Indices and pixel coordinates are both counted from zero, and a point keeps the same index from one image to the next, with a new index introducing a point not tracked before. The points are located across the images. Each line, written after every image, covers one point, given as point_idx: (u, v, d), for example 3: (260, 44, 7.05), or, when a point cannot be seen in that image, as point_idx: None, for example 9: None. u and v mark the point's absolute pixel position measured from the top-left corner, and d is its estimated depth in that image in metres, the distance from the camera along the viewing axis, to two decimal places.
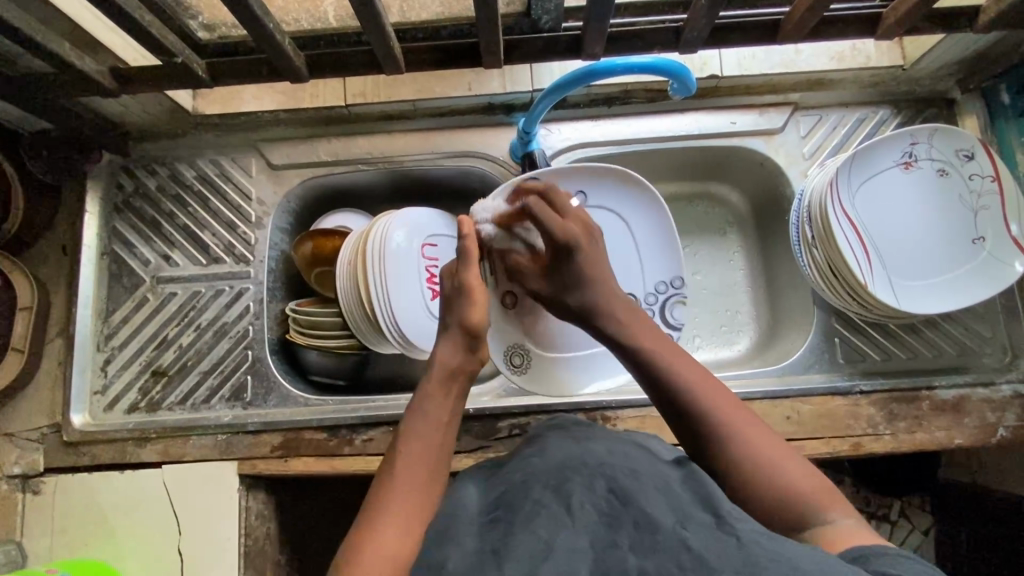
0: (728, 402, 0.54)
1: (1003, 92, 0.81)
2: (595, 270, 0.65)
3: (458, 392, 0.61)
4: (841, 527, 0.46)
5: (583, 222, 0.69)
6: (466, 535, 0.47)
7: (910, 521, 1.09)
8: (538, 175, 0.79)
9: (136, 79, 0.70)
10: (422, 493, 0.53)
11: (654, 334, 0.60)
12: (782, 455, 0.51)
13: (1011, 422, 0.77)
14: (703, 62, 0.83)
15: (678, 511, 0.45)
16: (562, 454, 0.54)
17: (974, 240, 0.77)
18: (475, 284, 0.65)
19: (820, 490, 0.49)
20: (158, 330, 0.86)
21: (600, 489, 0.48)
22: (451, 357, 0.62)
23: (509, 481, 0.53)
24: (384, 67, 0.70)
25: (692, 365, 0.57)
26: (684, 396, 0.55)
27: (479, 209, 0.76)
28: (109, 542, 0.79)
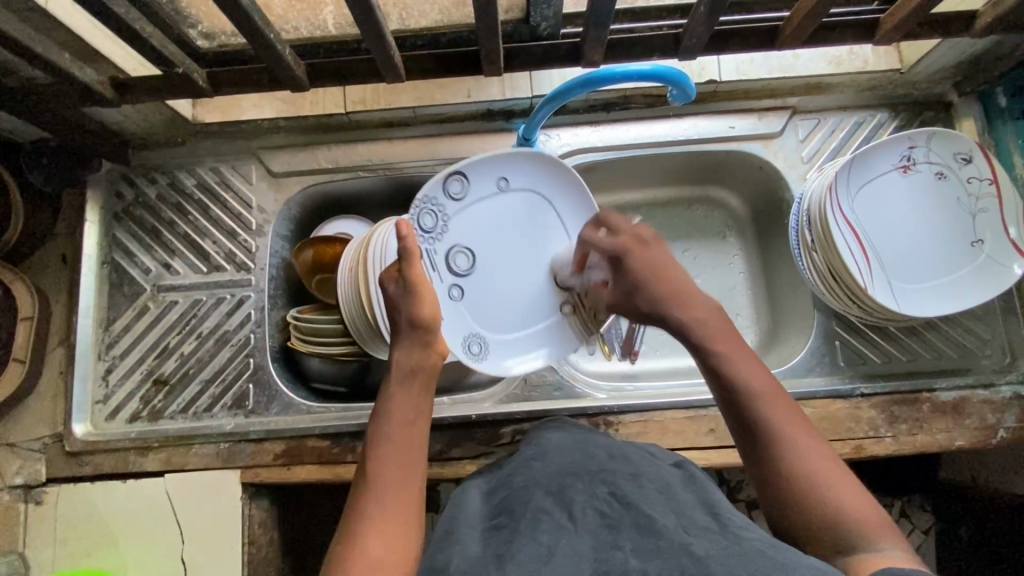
0: (789, 411, 0.56)
1: (1000, 95, 0.83)
2: (661, 274, 0.66)
3: (422, 390, 0.62)
4: (890, 554, 0.47)
5: (638, 233, 0.70)
6: (469, 538, 0.48)
7: (911, 520, 1.08)
8: (462, 164, 0.72)
9: (136, 88, 0.69)
10: (394, 499, 0.54)
11: (721, 331, 0.62)
12: (836, 477, 0.52)
13: (1012, 423, 0.78)
14: (701, 67, 0.84)
15: (678, 517, 0.46)
16: (563, 460, 0.55)
17: (973, 243, 0.77)
18: (419, 277, 0.63)
19: (871, 515, 0.49)
20: (159, 339, 0.86)
21: (602, 496, 0.49)
22: (411, 356, 0.62)
23: (512, 484, 0.54)
24: (384, 75, 0.70)
25: (773, 382, 0.58)
26: (749, 400, 0.56)
27: (423, 192, 0.70)
28: (111, 552, 0.78)
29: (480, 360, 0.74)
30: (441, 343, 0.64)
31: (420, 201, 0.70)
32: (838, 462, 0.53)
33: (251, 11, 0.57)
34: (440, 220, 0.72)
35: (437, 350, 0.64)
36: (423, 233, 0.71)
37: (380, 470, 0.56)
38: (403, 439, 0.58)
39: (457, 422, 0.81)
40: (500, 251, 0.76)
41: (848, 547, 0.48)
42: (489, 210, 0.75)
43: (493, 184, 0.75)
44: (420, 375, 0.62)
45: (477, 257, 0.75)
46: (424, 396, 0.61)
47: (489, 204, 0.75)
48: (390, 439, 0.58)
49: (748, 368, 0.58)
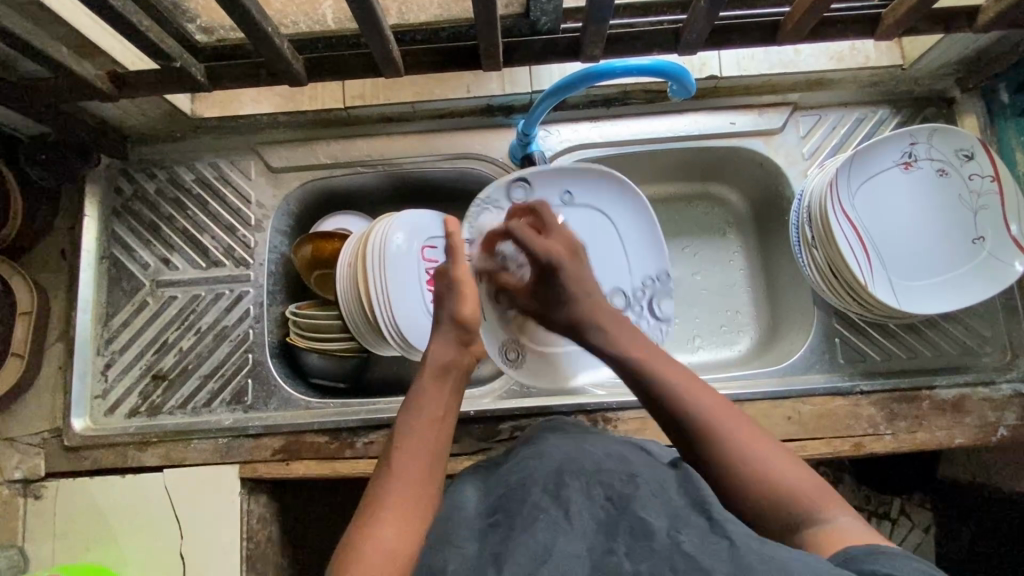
0: (716, 402, 0.55)
1: (1002, 91, 0.82)
2: (574, 286, 0.66)
3: (451, 385, 0.62)
4: (842, 522, 0.46)
5: (568, 243, 0.69)
6: (465, 539, 0.47)
7: (910, 518, 1.10)
8: (529, 172, 0.77)
9: (134, 83, 0.69)
10: (416, 489, 0.54)
11: (634, 340, 0.62)
12: (776, 457, 0.51)
13: (1012, 421, 0.78)
14: (702, 62, 0.83)
15: (672, 517, 0.46)
16: (558, 456, 0.54)
17: (974, 240, 0.77)
18: (464, 278, 0.67)
19: (812, 487, 0.49)
20: (158, 334, 0.86)
21: (598, 497, 0.48)
22: (447, 352, 0.64)
23: (508, 482, 0.53)
24: (382, 70, 0.70)
25: (693, 376, 0.57)
26: (678, 404, 0.55)
27: (486, 192, 0.75)
28: (110, 546, 0.79)
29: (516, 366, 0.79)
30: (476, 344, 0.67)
31: (483, 201, 0.75)
32: (768, 437, 0.53)
33: (248, 4, 0.56)
34: None
35: (472, 350, 0.66)
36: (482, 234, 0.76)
37: (403, 458, 0.56)
38: (429, 431, 0.58)
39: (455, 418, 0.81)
40: None
41: (802, 526, 0.48)
42: (555, 221, 0.80)
43: (558, 196, 0.80)
44: (449, 369, 0.63)
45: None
46: (453, 391, 0.62)
47: (551, 217, 0.80)
48: (415, 429, 0.58)
49: (667, 366, 0.58)
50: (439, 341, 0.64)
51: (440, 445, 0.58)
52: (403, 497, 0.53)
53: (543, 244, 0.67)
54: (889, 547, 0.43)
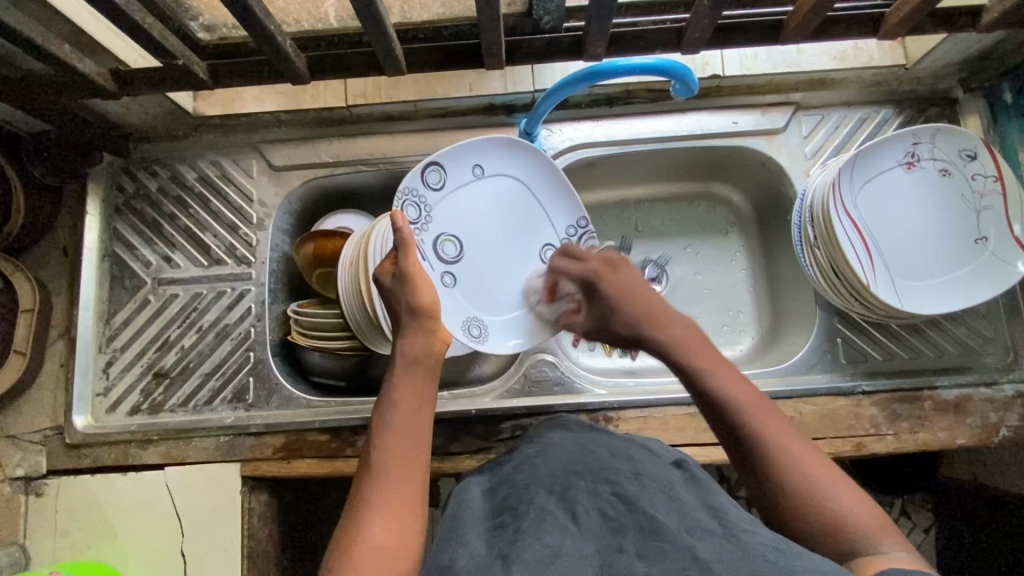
0: (777, 419, 0.55)
1: (1006, 92, 0.82)
2: (620, 293, 0.70)
3: (425, 375, 0.62)
4: (895, 555, 0.46)
5: (604, 257, 0.74)
6: (473, 538, 0.47)
7: (910, 519, 1.13)
8: (438, 155, 0.73)
9: (136, 80, 0.69)
10: (400, 487, 0.53)
11: (689, 345, 0.63)
12: (838, 484, 0.51)
13: (1014, 422, 0.78)
14: (705, 61, 0.83)
15: (682, 519, 0.46)
16: (564, 459, 0.55)
17: (977, 240, 0.76)
18: (415, 269, 0.65)
19: (872, 517, 0.49)
20: (159, 332, 0.86)
21: (604, 495, 0.49)
22: (416, 345, 0.63)
23: (514, 483, 0.54)
24: (385, 68, 0.70)
25: (753, 389, 0.58)
26: (732, 411, 0.56)
27: (404, 184, 0.70)
28: (112, 544, 0.79)
29: (483, 342, 0.77)
30: (443, 330, 0.65)
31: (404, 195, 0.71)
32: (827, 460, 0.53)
33: (250, 3, 0.56)
34: (422, 212, 0.73)
35: (440, 335, 0.64)
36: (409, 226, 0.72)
37: (385, 457, 0.55)
38: (407, 425, 0.58)
39: (457, 417, 0.81)
40: (483, 235, 0.79)
41: (853, 548, 0.48)
42: (467, 199, 0.77)
43: (469, 172, 0.77)
44: (424, 359, 0.62)
45: (462, 241, 0.77)
46: (428, 380, 0.61)
47: (468, 191, 0.77)
48: (393, 425, 0.57)
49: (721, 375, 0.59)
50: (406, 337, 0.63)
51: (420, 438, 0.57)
52: (387, 496, 0.52)
53: (581, 267, 0.75)
54: (938, 574, 0.43)
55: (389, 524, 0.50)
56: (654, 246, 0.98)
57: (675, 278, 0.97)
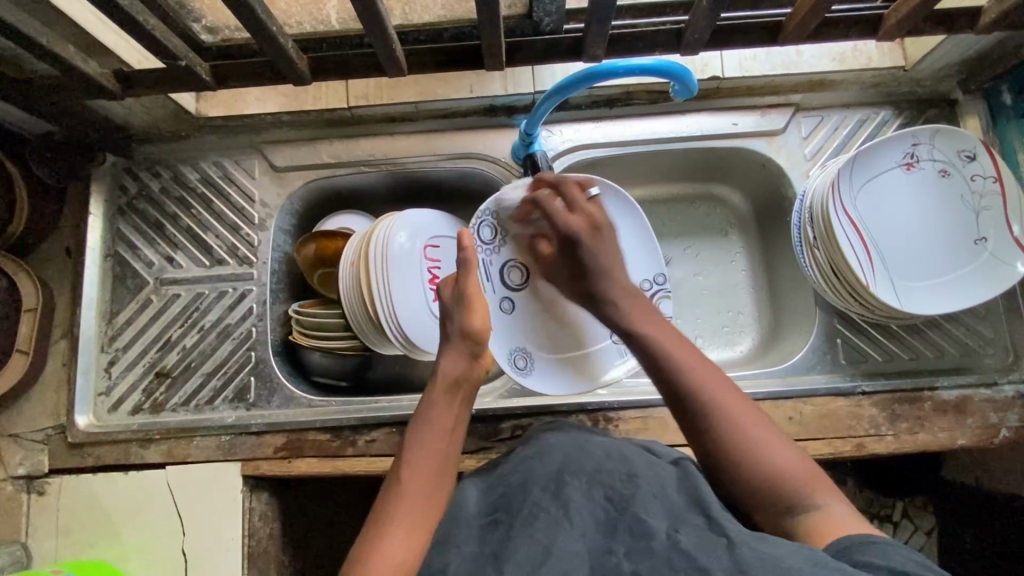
0: (718, 383, 0.58)
1: (1005, 93, 0.82)
2: (598, 261, 0.69)
3: (461, 399, 0.63)
4: (834, 509, 0.51)
5: (590, 216, 0.72)
6: (465, 539, 0.53)
7: (913, 521, 1.07)
8: (528, 181, 0.79)
9: (140, 82, 0.70)
10: (423, 500, 0.55)
11: (639, 309, 0.66)
12: (773, 441, 0.55)
13: (1014, 423, 0.78)
14: (705, 63, 0.83)
15: (670, 516, 0.49)
16: (559, 457, 0.58)
17: (976, 241, 0.76)
18: (472, 290, 0.65)
19: (808, 476, 0.53)
20: (162, 331, 0.87)
21: (598, 499, 0.52)
22: (457, 365, 0.63)
23: (510, 482, 0.57)
24: (386, 69, 0.70)
25: (693, 351, 0.61)
26: (674, 374, 0.59)
27: (482, 206, 0.79)
28: (113, 543, 0.79)
29: (526, 374, 0.81)
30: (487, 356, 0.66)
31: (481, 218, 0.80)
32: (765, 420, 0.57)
33: (254, 4, 0.57)
34: (499, 233, 0.81)
35: (482, 361, 0.65)
36: (482, 244, 0.81)
37: (412, 473, 0.57)
38: (439, 446, 0.59)
39: None
40: None
41: (789, 501, 0.52)
42: None
43: None
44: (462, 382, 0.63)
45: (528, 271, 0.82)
46: (463, 405, 0.62)
47: None
48: (424, 444, 0.59)
49: (670, 339, 0.62)
50: (449, 356, 0.64)
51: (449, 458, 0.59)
52: (411, 510, 0.54)
53: (570, 219, 0.72)
54: (880, 535, 0.48)
55: (410, 536, 0.52)
56: None
57: (675, 279, 0.97)
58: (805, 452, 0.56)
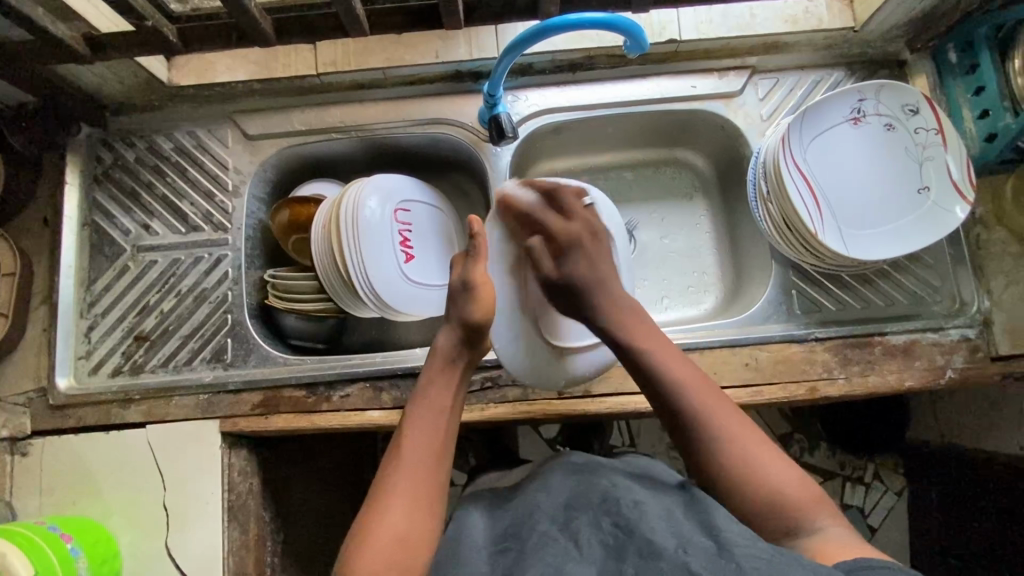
0: (712, 405, 0.63)
1: (951, 52, 0.85)
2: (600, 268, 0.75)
3: (448, 386, 0.69)
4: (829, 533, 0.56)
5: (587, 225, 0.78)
6: (479, 562, 0.56)
7: (882, 482, 1.18)
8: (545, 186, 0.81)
9: (108, 46, 0.71)
10: (416, 478, 0.61)
11: (641, 327, 0.71)
12: (768, 458, 0.60)
13: (959, 364, 0.82)
14: (662, 26, 0.86)
15: (678, 538, 0.52)
16: (567, 490, 0.63)
17: (920, 189, 0.80)
18: (480, 277, 0.73)
19: (809, 497, 0.58)
20: (140, 297, 0.89)
21: (606, 525, 0.56)
22: (453, 348, 0.71)
23: (518, 512, 0.62)
24: (349, 30, 0.72)
25: (687, 370, 0.66)
26: (672, 390, 0.64)
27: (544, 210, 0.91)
28: (96, 500, 0.81)
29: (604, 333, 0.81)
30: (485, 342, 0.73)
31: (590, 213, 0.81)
32: (763, 441, 0.61)
33: None
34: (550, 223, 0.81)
35: (479, 346, 0.73)
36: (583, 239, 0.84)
37: (410, 444, 0.64)
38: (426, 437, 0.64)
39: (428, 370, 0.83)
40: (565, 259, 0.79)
41: (794, 527, 0.57)
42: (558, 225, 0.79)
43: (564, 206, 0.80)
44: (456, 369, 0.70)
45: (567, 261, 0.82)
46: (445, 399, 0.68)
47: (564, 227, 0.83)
48: (417, 436, 0.64)
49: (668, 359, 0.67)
50: (447, 336, 0.72)
51: (444, 436, 0.66)
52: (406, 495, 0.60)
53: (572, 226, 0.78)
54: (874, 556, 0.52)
55: (413, 507, 0.59)
56: (622, 212, 1.02)
57: (642, 242, 1.01)
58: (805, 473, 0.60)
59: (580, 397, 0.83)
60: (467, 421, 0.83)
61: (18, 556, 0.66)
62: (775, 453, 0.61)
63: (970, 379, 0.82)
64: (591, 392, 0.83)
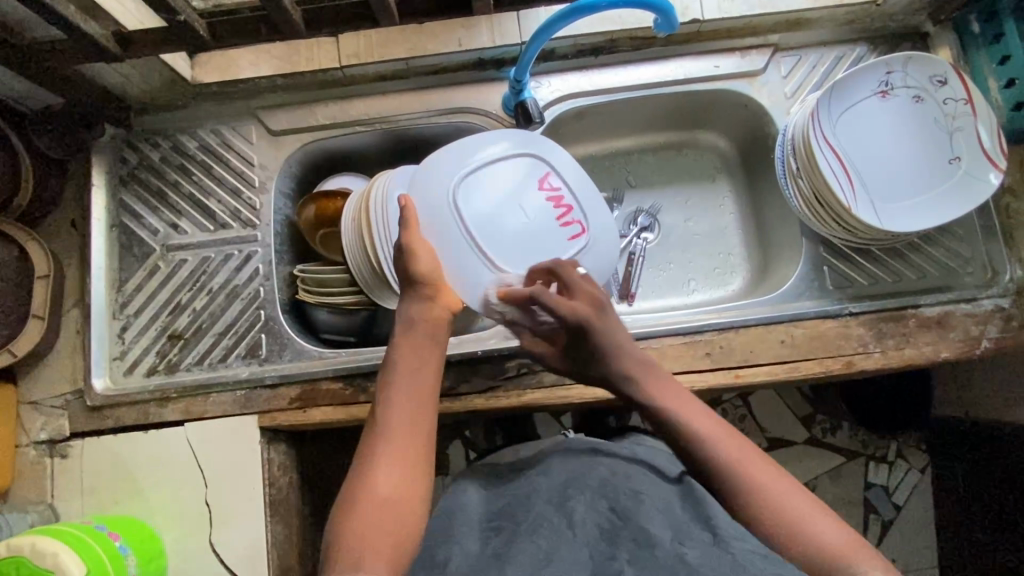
0: (737, 451, 0.58)
1: (974, 23, 0.86)
2: (609, 344, 0.68)
3: (434, 347, 0.66)
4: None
5: (592, 297, 0.70)
6: (467, 537, 0.57)
7: (907, 460, 1.17)
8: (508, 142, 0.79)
9: (139, 43, 0.71)
10: (406, 437, 0.59)
11: (659, 381, 0.66)
12: (801, 505, 0.54)
13: (994, 334, 0.82)
14: (684, 6, 0.86)
15: (675, 530, 0.54)
16: (564, 473, 0.62)
17: (951, 160, 0.80)
18: (415, 240, 0.68)
19: (846, 542, 0.52)
20: (171, 296, 0.89)
21: (602, 508, 0.57)
22: (416, 310, 0.67)
23: (515, 495, 0.62)
24: (378, 18, 0.72)
25: (711, 420, 0.61)
26: (694, 442, 0.59)
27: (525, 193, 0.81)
28: (139, 499, 0.82)
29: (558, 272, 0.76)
30: (445, 298, 0.68)
31: (541, 155, 0.77)
32: (795, 486, 0.56)
33: None
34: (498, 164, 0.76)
35: (441, 304, 0.68)
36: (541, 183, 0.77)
37: (388, 410, 0.61)
38: (412, 394, 0.62)
39: (464, 359, 0.83)
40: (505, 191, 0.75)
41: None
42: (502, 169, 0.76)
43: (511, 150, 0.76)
44: (428, 331, 0.66)
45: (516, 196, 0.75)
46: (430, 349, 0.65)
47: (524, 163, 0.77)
48: (404, 394, 0.61)
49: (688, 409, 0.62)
50: (407, 304, 0.68)
51: (425, 399, 0.62)
52: (393, 455, 0.58)
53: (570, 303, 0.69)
54: None
55: (397, 473, 0.57)
56: (645, 196, 1.03)
57: (667, 224, 1.01)
58: (840, 518, 0.54)
59: None
60: (504, 408, 0.83)
61: (70, 555, 0.67)
62: (805, 493, 0.55)
63: (1005, 348, 0.82)
64: None
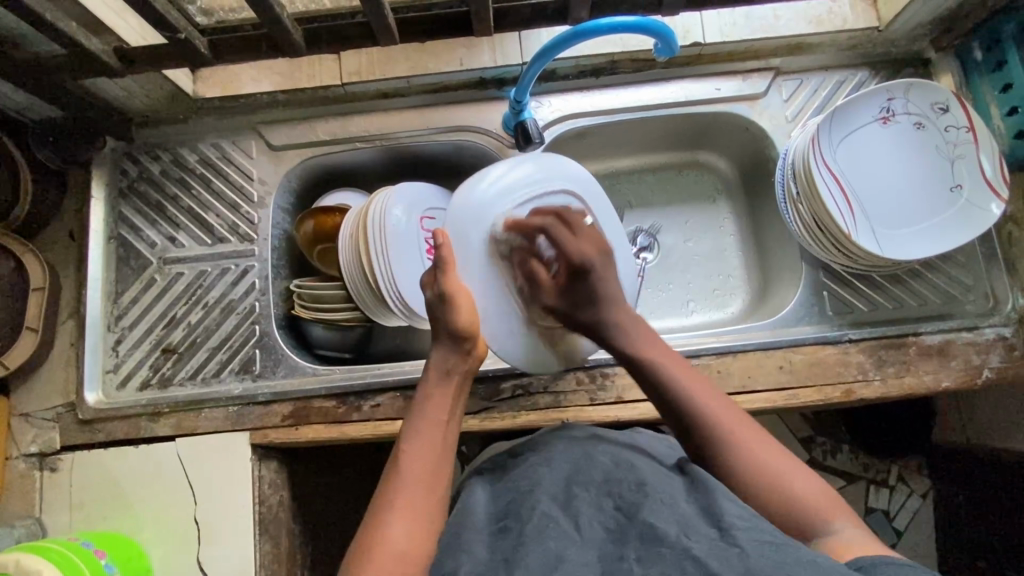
0: (718, 406, 0.62)
1: (975, 49, 0.84)
2: (606, 290, 0.73)
3: (454, 395, 0.65)
4: (845, 534, 0.53)
5: (596, 243, 0.76)
6: (476, 544, 0.52)
7: (907, 484, 1.15)
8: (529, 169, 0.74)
9: (141, 59, 0.71)
10: (425, 488, 0.58)
11: (648, 338, 0.71)
12: (782, 462, 0.58)
13: (996, 364, 0.81)
14: (686, 29, 0.86)
15: (681, 524, 0.49)
16: (567, 468, 0.60)
17: (952, 188, 0.80)
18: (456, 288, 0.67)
19: (823, 499, 0.56)
20: (167, 309, 0.88)
21: (607, 507, 0.54)
22: (447, 358, 0.66)
23: (518, 488, 0.58)
24: (379, 38, 0.73)
25: (693, 377, 0.66)
26: (681, 398, 0.63)
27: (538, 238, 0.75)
28: (127, 515, 0.81)
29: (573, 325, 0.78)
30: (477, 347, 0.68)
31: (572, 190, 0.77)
32: (771, 441, 0.60)
33: None
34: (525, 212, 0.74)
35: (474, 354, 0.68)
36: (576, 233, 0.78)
37: (409, 462, 0.59)
38: (434, 446, 0.61)
39: None
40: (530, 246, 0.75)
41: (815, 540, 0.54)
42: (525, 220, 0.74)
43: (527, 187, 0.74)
44: (455, 383, 0.66)
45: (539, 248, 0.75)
46: (458, 398, 0.65)
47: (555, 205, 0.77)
48: (422, 443, 0.61)
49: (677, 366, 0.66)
50: (440, 351, 0.66)
51: (445, 450, 0.61)
52: (409, 507, 0.56)
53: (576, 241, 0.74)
54: (889, 553, 0.49)
55: (415, 525, 0.55)
56: (644, 216, 1.02)
57: (666, 245, 1.01)
58: (814, 473, 0.58)
59: (612, 404, 0.82)
60: (498, 429, 0.83)
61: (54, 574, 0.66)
62: (783, 449, 0.59)
63: (1008, 378, 0.81)
64: (622, 398, 0.82)
